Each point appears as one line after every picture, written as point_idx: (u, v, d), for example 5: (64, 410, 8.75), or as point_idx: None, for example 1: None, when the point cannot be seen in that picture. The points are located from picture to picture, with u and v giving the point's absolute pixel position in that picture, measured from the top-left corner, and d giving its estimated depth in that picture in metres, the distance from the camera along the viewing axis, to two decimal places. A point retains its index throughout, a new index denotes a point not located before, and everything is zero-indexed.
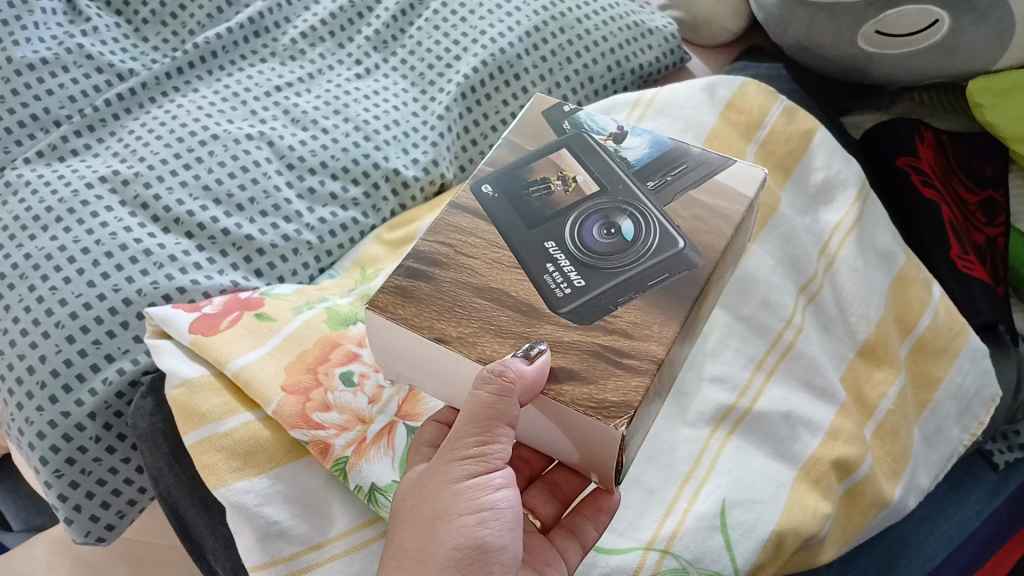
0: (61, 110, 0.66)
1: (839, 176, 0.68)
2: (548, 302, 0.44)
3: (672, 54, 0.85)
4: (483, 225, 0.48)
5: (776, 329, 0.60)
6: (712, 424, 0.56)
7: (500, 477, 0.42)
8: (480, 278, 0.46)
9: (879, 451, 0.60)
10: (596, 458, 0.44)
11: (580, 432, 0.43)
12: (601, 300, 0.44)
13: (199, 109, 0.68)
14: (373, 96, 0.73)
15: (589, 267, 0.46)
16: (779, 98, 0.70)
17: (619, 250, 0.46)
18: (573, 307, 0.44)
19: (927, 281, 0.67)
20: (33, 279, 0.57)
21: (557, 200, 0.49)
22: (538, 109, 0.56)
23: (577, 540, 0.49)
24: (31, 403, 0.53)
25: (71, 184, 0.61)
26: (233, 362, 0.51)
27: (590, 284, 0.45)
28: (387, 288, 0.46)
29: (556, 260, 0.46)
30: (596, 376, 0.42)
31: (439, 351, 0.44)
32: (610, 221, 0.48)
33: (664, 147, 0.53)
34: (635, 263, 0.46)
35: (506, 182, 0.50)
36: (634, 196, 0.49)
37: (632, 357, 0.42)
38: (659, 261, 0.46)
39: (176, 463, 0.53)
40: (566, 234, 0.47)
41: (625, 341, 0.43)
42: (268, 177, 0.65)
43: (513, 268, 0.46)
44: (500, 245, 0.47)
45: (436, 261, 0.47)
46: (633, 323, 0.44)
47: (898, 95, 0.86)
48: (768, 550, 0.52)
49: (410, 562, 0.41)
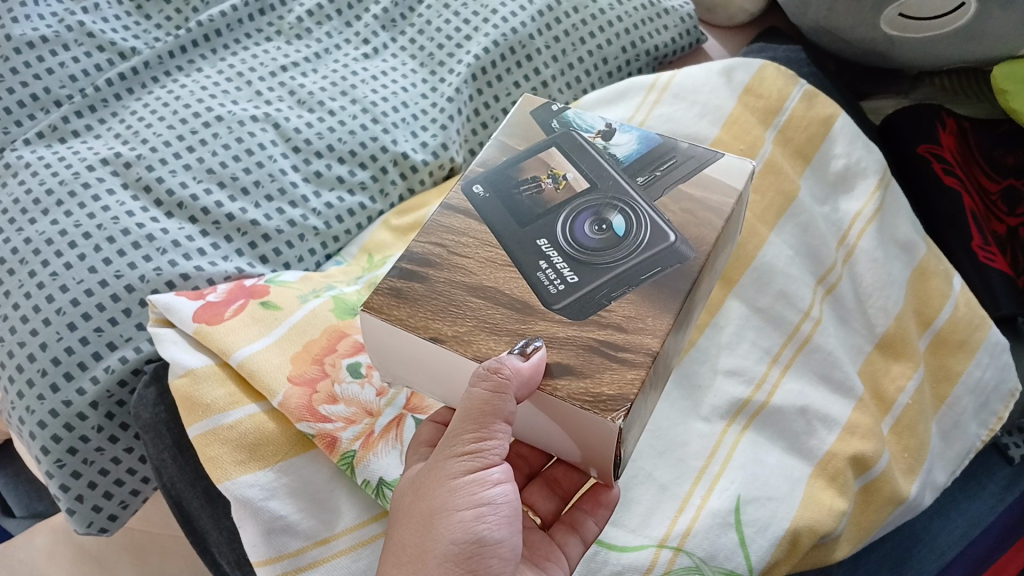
0: (61, 89, 0.64)
1: (860, 163, 0.66)
2: (543, 298, 0.43)
3: (688, 35, 0.83)
4: (476, 225, 0.47)
5: (794, 321, 0.59)
6: (726, 418, 0.55)
7: (498, 472, 0.41)
8: (475, 277, 0.44)
9: (896, 446, 0.59)
10: (594, 454, 0.43)
11: (576, 425, 0.41)
12: (595, 296, 0.43)
13: (202, 89, 0.66)
14: (381, 76, 0.71)
15: (582, 263, 0.44)
16: (799, 83, 0.68)
17: (611, 245, 0.45)
18: (567, 304, 0.43)
19: (947, 272, 0.66)
20: (33, 264, 0.55)
21: (549, 197, 0.47)
22: (526, 109, 0.54)
23: (577, 534, 0.48)
24: (31, 391, 0.52)
25: (73, 167, 0.59)
26: (238, 352, 0.50)
27: (584, 280, 0.43)
28: (381, 289, 0.44)
29: (549, 257, 0.44)
30: (591, 370, 0.40)
31: (435, 351, 0.43)
32: (601, 218, 0.46)
33: (653, 142, 0.52)
34: (627, 258, 0.44)
35: (501, 180, 0.49)
36: (625, 192, 0.48)
37: (627, 351, 0.41)
38: (650, 254, 0.44)
39: (180, 456, 0.52)
40: (559, 231, 0.46)
41: (619, 335, 0.42)
42: (273, 161, 0.63)
43: (506, 267, 0.45)
44: (492, 244, 0.45)
45: (428, 261, 0.45)
46: (627, 317, 0.42)
47: (918, 79, 0.84)
48: (783, 547, 0.51)
49: (408, 558, 0.40)
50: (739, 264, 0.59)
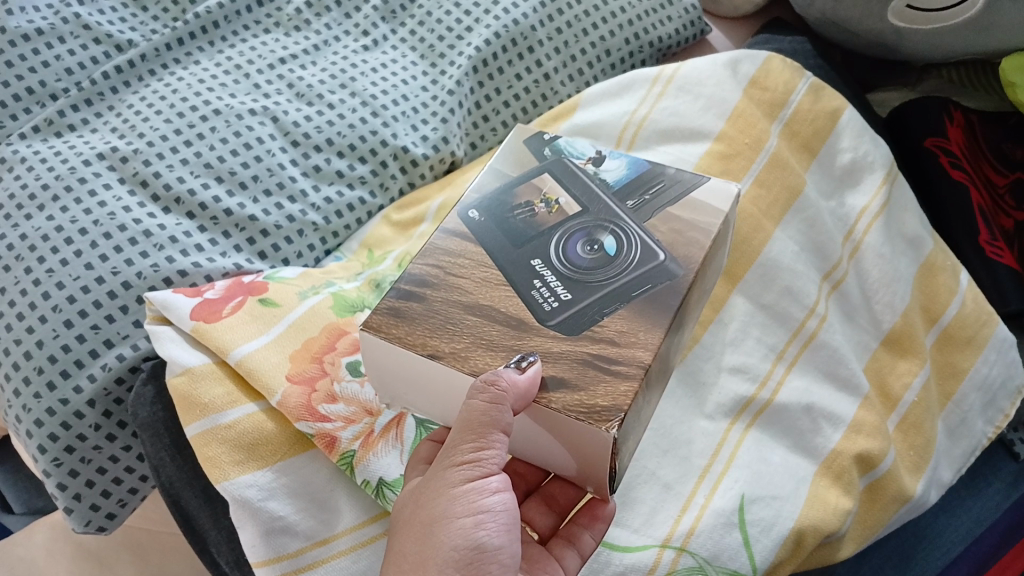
0: (57, 83, 0.64)
1: (867, 157, 0.66)
2: (537, 315, 0.43)
3: (692, 27, 0.82)
4: (472, 247, 0.46)
5: (799, 318, 0.58)
6: (730, 416, 0.54)
7: (497, 480, 0.40)
8: (471, 297, 0.44)
9: (902, 444, 0.58)
10: (590, 467, 0.42)
11: (571, 438, 0.41)
12: (588, 312, 0.43)
13: (200, 82, 0.65)
14: (381, 69, 0.70)
15: (575, 282, 0.44)
16: (804, 75, 0.67)
17: (603, 264, 0.44)
18: (562, 320, 0.42)
19: (954, 267, 0.65)
20: (29, 260, 0.55)
21: (541, 220, 0.47)
22: (518, 138, 0.53)
23: (574, 547, 0.46)
24: (28, 390, 0.52)
25: (69, 161, 0.59)
26: (236, 350, 0.49)
27: (577, 298, 0.43)
28: (379, 309, 0.44)
29: (543, 276, 0.44)
30: (585, 383, 0.40)
31: (432, 367, 0.42)
32: (592, 238, 0.46)
33: (642, 167, 0.51)
34: (618, 276, 0.44)
35: (496, 203, 0.48)
36: (615, 214, 0.47)
37: (620, 364, 0.40)
38: (640, 273, 0.44)
39: (178, 455, 0.51)
40: (551, 252, 0.45)
41: (612, 349, 0.41)
42: (272, 155, 0.62)
43: (502, 286, 0.44)
44: (488, 264, 0.45)
45: (424, 281, 0.45)
46: (619, 332, 0.42)
47: (925, 70, 0.83)
48: (788, 547, 0.50)
49: (409, 565, 0.39)
50: (744, 259, 0.58)
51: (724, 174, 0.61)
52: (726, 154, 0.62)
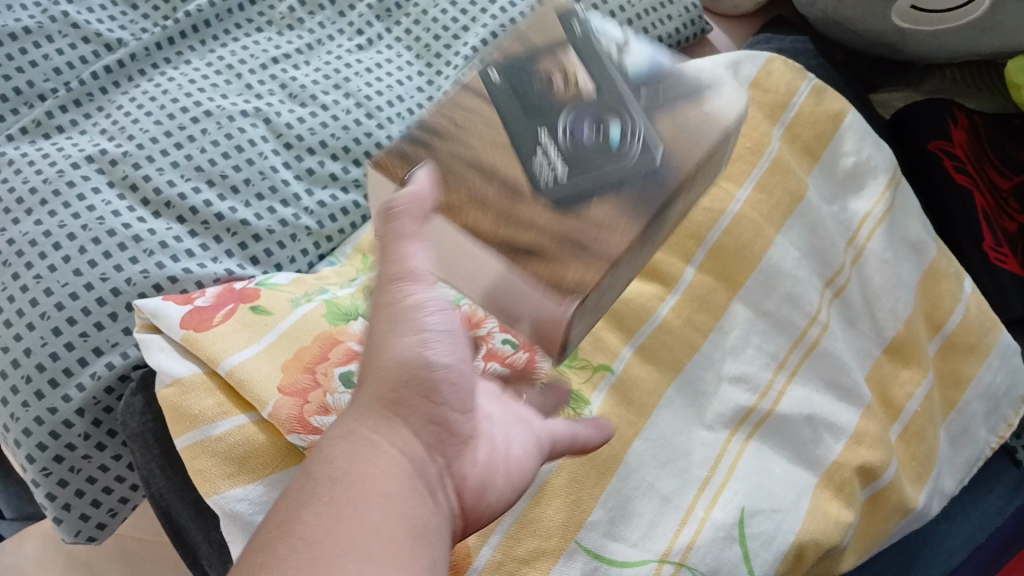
0: (45, 83, 0.62)
1: (869, 162, 0.65)
2: (532, 183, 0.37)
3: (692, 25, 0.80)
4: (482, 108, 0.40)
5: (800, 326, 0.57)
6: (730, 427, 0.53)
7: (435, 300, 0.35)
8: (476, 152, 0.39)
9: (904, 455, 0.58)
10: (544, 334, 0.39)
11: (529, 304, 0.38)
12: (588, 186, 0.37)
13: (191, 82, 0.64)
14: (376, 69, 0.69)
15: (579, 158, 0.38)
16: (807, 76, 0.66)
17: (605, 151, 0.38)
18: (557, 190, 0.37)
19: (958, 274, 0.64)
20: (16, 266, 0.54)
21: (554, 92, 0.40)
22: None
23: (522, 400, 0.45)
24: (15, 398, 0.51)
25: (57, 164, 0.57)
26: (226, 360, 0.48)
27: (577, 172, 0.37)
28: (392, 154, 0.40)
29: (545, 143, 0.38)
30: (555, 257, 0.36)
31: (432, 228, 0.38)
32: (598, 120, 0.39)
33: None
34: (622, 160, 0.38)
35: (520, 64, 0.41)
36: (622, 104, 0.39)
37: (592, 244, 0.36)
38: (638, 166, 0.38)
39: (168, 465, 0.50)
40: (558, 122, 0.38)
41: (584, 230, 0.37)
42: (264, 158, 0.61)
43: (503, 146, 0.38)
44: (492, 124, 0.39)
45: (434, 131, 0.40)
46: (599, 222, 0.37)
47: (929, 70, 0.81)
48: (788, 561, 0.50)
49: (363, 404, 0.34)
50: (744, 267, 0.57)
51: (725, 178, 0.60)
52: (726, 159, 0.60)
